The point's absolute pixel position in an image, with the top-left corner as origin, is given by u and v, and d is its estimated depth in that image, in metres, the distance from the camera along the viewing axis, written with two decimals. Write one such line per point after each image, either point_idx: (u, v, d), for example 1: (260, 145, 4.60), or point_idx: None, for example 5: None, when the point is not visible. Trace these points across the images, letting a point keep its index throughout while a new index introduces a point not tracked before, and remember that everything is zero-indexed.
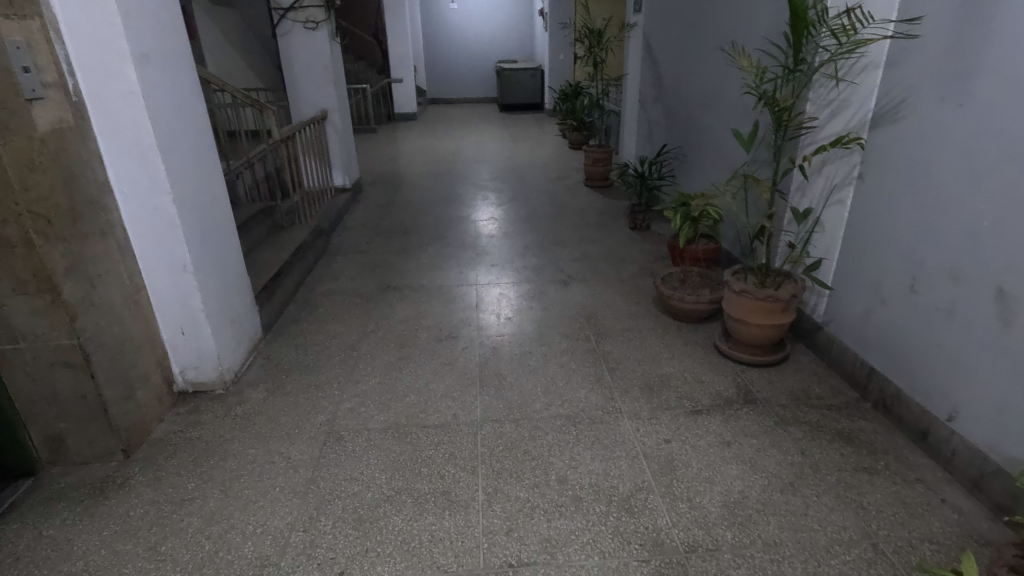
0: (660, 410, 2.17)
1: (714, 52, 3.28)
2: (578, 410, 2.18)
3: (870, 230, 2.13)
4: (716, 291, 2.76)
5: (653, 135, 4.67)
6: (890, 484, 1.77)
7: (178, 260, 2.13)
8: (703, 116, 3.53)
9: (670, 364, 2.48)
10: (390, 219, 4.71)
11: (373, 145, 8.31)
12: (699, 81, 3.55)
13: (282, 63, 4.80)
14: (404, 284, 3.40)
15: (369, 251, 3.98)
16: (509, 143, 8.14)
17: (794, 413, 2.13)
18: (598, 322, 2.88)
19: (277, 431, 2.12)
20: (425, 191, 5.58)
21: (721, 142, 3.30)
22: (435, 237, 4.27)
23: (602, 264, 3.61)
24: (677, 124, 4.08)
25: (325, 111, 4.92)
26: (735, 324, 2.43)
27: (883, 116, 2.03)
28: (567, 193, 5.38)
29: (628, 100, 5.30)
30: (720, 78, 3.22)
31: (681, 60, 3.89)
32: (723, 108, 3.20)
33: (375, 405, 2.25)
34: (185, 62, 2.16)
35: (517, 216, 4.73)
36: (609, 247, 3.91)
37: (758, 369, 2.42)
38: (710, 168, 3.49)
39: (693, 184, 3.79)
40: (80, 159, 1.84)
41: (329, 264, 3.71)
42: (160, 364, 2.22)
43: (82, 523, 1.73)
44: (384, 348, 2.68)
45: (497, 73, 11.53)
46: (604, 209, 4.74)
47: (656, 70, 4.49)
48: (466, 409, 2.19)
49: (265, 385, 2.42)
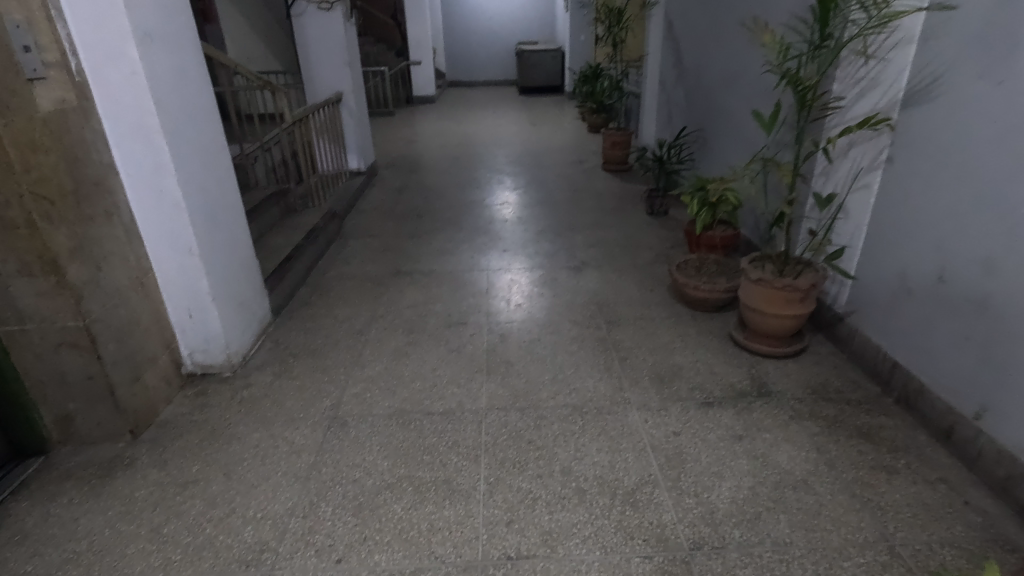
0: (670, 402, 2.11)
1: (737, 29, 3.14)
2: (585, 400, 2.13)
3: (898, 217, 2.02)
4: (733, 279, 2.67)
5: (673, 118, 4.54)
6: (910, 484, 1.69)
7: (184, 242, 2.12)
8: (724, 98, 3.40)
9: (682, 354, 2.41)
10: (404, 203, 4.67)
11: (390, 128, 8.27)
12: (721, 61, 3.42)
13: (297, 44, 4.76)
14: (415, 269, 3.37)
15: (382, 235, 3.95)
16: (528, 126, 8.02)
17: (810, 407, 2.05)
18: (610, 309, 2.81)
19: (283, 415, 2.12)
20: (440, 175, 5.52)
21: (742, 124, 3.17)
22: (449, 221, 4.22)
23: (617, 250, 3.52)
24: (697, 105, 3.94)
25: (340, 93, 4.88)
26: (751, 314, 2.35)
27: (916, 95, 1.91)
28: (585, 177, 5.27)
29: (648, 81, 5.14)
30: (742, 57, 3.09)
31: (702, 39, 3.76)
32: (745, 87, 3.07)
33: (380, 391, 2.22)
34: (190, 41, 2.13)
35: (533, 201, 4.65)
36: (625, 232, 3.82)
37: (775, 361, 2.34)
38: (730, 152, 3.37)
39: (713, 169, 3.67)
40: (83, 140, 1.83)
41: (341, 248, 3.69)
42: (168, 346, 2.23)
43: (89, 503, 1.75)
44: (392, 333, 2.65)
45: (517, 55, 11.34)
46: (622, 194, 4.63)
47: (677, 49, 4.34)
48: (471, 397, 2.16)
49: (272, 368, 2.42)
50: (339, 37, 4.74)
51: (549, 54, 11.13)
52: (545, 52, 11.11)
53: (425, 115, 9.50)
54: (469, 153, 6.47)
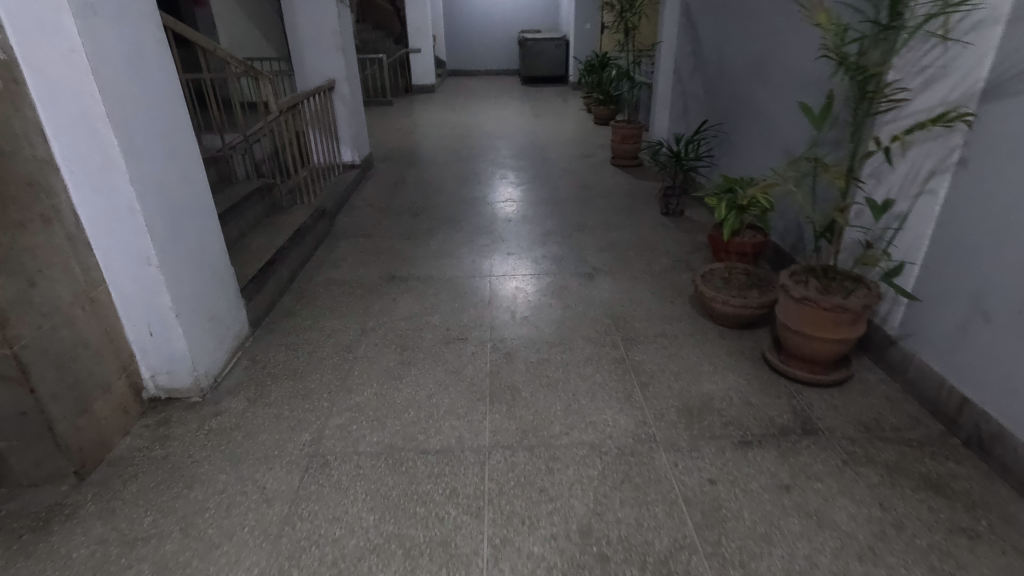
0: (701, 440, 1.83)
1: (773, 13, 2.84)
2: (603, 437, 1.85)
3: (973, 229, 1.73)
4: (766, 293, 2.38)
5: (688, 111, 4.25)
6: (997, 555, 1.41)
7: (141, 251, 1.82)
8: (753, 90, 3.12)
9: (712, 380, 2.12)
10: (400, 200, 4.37)
11: (388, 118, 7.94)
12: (750, 49, 3.13)
13: (287, 27, 4.44)
14: (411, 274, 3.08)
15: (376, 235, 3.66)
16: (531, 118, 7.70)
17: (865, 449, 1.77)
18: (628, 325, 2.52)
19: (255, 451, 1.84)
20: (440, 169, 5.21)
21: (776, 120, 2.90)
22: (448, 220, 3.92)
23: (632, 255, 3.23)
24: (719, 97, 3.64)
25: (333, 80, 4.56)
26: (791, 336, 2.06)
27: (1001, 87, 1.61)
28: (593, 173, 4.97)
29: (661, 71, 4.83)
30: (780, 45, 2.80)
31: (726, 25, 3.47)
32: (782, 77, 2.78)
33: (367, 422, 1.94)
34: (144, 14, 1.81)
35: (538, 198, 4.35)
36: (640, 235, 3.52)
37: (817, 390, 2.06)
38: (759, 151, 3.09)
39: (737, 167, 3.39)
40: (11, 132, 1.53)
41: (331, 249, 3.40)
42: (125, 369, 1.94)
43: (17, 566, 1.47)
44: (384, 351, 2.37)
45: (520, 44, 10.98)
46: (634, 191, 4.33)
47: (696, 36, 4.03)
48: (472, 431, 1.88)
49: (247, 393, 2.13)
50: (332, 21, 4.43)
51: (553, 43, 10.79)
52: (549, 41, 10.77)
53: (424, 104, 9.16)
54: (470, 146, 6.16)
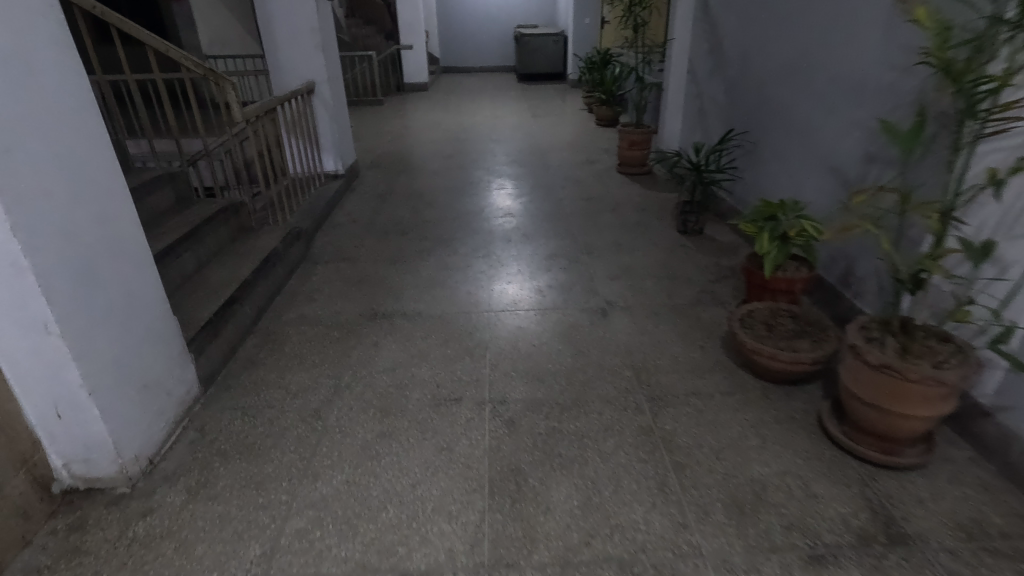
0: (760, 553, 1.43)
1: (823, 14, 2.43)
2: (634, 549, 1.45)
3: None
4: (819, 344, 1.98)
5: (706, 116, 3.85)
6: None
7: (37, 316, 1.41)
8: (790, 95, 2.73)
9: (762, 459, 1.73)
10: (388, 214, 3.96)
11: (378, 120, 7.51)
12: (787, 48, 2.74)
13: (260, 24, 4.00)
14: (396, 310, 2.68)
15: (359, 259, 3.25)
16: (530, 119, 7.28)
17: (972, 568, 1.38)
18: (652, 379, 2.12)
19: (189, 571, 1.44)
20: (432, 178, 4.79)
21: (822, 136, 2.50)
22: (440, 239, 3.52)
23: (650, 284, 2.83)
24: (744, 105, 3.24)
25: (312, 83, 4.13)
26: (860, 408, 1.67)
27: None
28: (599, 182, 4.56)
29: (673, 71, 4.43)
30: (828, 43, 2.41)
31: (753, 21, 3.08)
32: (836, 91, 2.38)
33: (335, 526, 1.54)
34: (37, 10, 1.40)
35: (540, 212, 3.94)
36: (656, 258, 3.12)
37: (894, 475, 1.67)
38: (798, 164, 2.69)
39: (770, 185, 3.00)
40: None
41: (306, 277, 2.99)
42: (25, 461, 1.53)
43: None
44: (360, 416, 1.97)
45: (517, 40, 10.54)
46: (645, 205, 3.93)
47: (715, 34, 3.61)
48: (467, 541, 1.48)
49: (189, 479, 1.73)
50: (311, 17, 3.98)
51: (550, 39, 10.38)
52: (546, 37, 10.36)
53: (417, 104, 8.73)
54: (466, 151, 5.74)
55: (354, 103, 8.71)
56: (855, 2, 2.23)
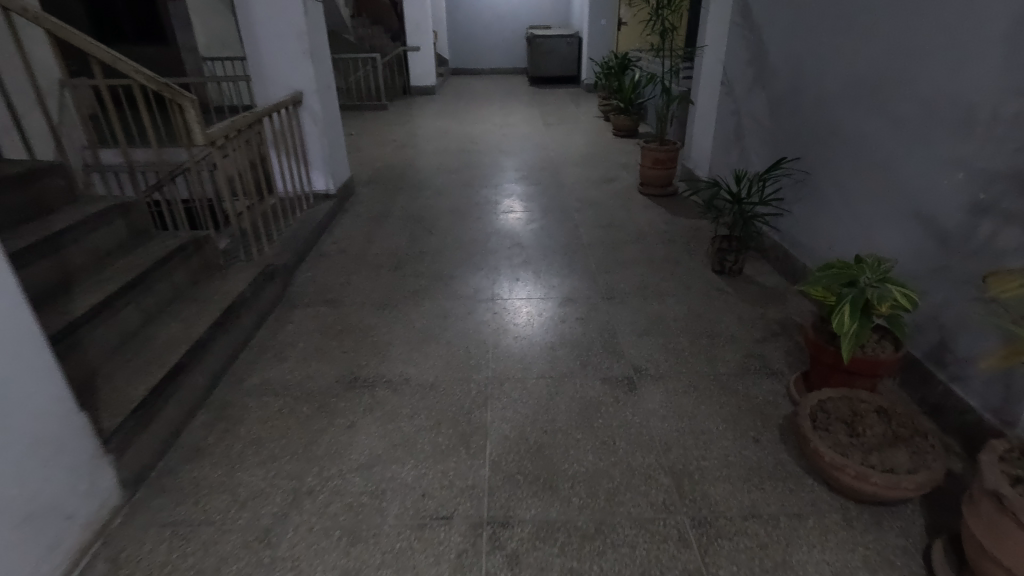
0: None
1: (918, 31, 1.94)
2: None
3: None
4: (921, 459, 1.51)
5: (744, 136, 3.37)
6: None
7: None
8: (864, 120, 2.26)
9: None
10: (381, 243, 3.52)
11: (380, 128, 7.08)
12: (860, 63, 2.27)
13: (242, 29, 3.57)
14: (380, 373, 2.23)
15: (344, 301, 2.82)
16: (541, 127, 6.83)
17: None
18: (696, 491, 1.66)
19: None
20: (433, 197, 4.34)
21: (911, 179, 2.02)
22: (439, 275, 3.08)
23: (683, 344, 2.37)
24: (797, 129, 2.75)
25: (299, 94, 3.69)
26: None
27: None
28: (618, 204, 4.09)
29: (704, 82, 3.95)
30: (921, 58, 1.94)
31: (811, 28, 2.60)
32: (935, 127, 1.89)
33: None
34: None
35: (554, 242, 3.48)
36: (689, 308, 2.66)
37: None
38: (872, 204, 2.22)
39: (833, 228, 2.52)
40: None
41: (279, 328, 2.56)
42: None
43: None
44: (320, 542, 1.53)
45: (529, 42, 10.08)
46: (672, 236, 3.46)
47: (758, 42, 3.12)
48: None
49: None
50: (297, 19, 3.53)
51: (564, 40, 9.93)
52: (559, 38, 9.91)
53: (422, 109, 8.30)
54: (471, 164, 5.28)
55: (356, 107, 8.30)
56: (968, 17, 1.74)
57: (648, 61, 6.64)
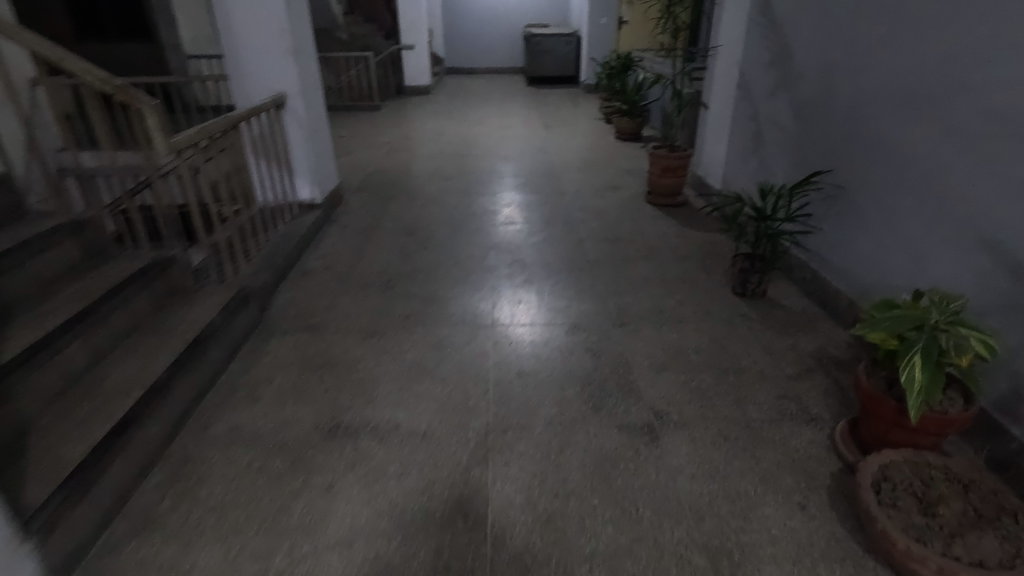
0: None
1: (989, 35, 1.69)
2: None
3: None
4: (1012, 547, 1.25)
5: (764, 144, 3.11)
6: None
7: None
8: (913, 130, 2.01)
9: None
10: (371, 258, 3.24)
11: (372, 130, 6.80)
12: (908, 66, 2.02)
13: (219, 25, 3.28)
14: (366, 417, 1.96)
15: (328, 328, 2.54)
16: (541, 130, 6.57)
17: None
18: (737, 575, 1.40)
19: None
20: (427, 207, 4.07)
21: (975, 203, 1.77)
22: (433, 296, 2.81)
23: (707, 382, 2.11)
24: (827, 140, 2.50)
25: (282, 96, 3.41)
26: None
27: None
28: (625, 215, 3.83)
29: (717, 85, 3.69)
30: (991, 64, 1.69)
31: (845, 27, 2.35)
32: (1009, 145, 1.64)
33: None
34: None
35: (558, 258, 3.21)
36: (711, 337, 2.40)
37: None
38: (925, 226, 1.97)
39: (870, 252, 2.27)
40: None
41: (254, 360, 2.28)
42: None
43: None
44: None
45: (527, 41, 9.81)
46: (686, 252, 3.20)
47: (782, 43, 2.87)
48: None
49: None
50: (277, 14, 3.24)
51: (562, 39, 9.68)
52: (558, 37, 9.65)
53: (417, 110, 8.03)
54: (468, 170, 5.01)
55: (348, 107, 8.01)
56: None
57: (652, 62, 6.38)
